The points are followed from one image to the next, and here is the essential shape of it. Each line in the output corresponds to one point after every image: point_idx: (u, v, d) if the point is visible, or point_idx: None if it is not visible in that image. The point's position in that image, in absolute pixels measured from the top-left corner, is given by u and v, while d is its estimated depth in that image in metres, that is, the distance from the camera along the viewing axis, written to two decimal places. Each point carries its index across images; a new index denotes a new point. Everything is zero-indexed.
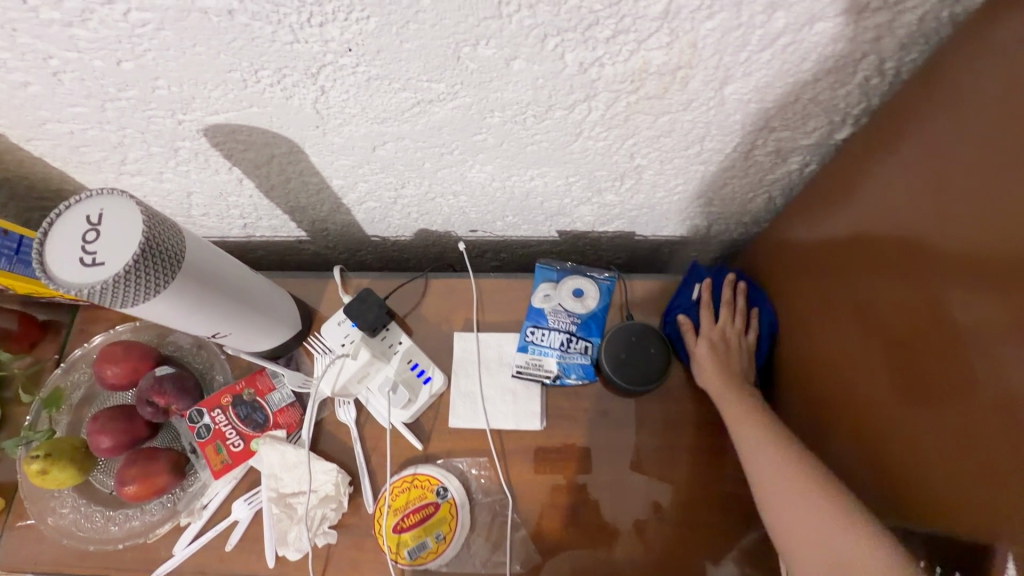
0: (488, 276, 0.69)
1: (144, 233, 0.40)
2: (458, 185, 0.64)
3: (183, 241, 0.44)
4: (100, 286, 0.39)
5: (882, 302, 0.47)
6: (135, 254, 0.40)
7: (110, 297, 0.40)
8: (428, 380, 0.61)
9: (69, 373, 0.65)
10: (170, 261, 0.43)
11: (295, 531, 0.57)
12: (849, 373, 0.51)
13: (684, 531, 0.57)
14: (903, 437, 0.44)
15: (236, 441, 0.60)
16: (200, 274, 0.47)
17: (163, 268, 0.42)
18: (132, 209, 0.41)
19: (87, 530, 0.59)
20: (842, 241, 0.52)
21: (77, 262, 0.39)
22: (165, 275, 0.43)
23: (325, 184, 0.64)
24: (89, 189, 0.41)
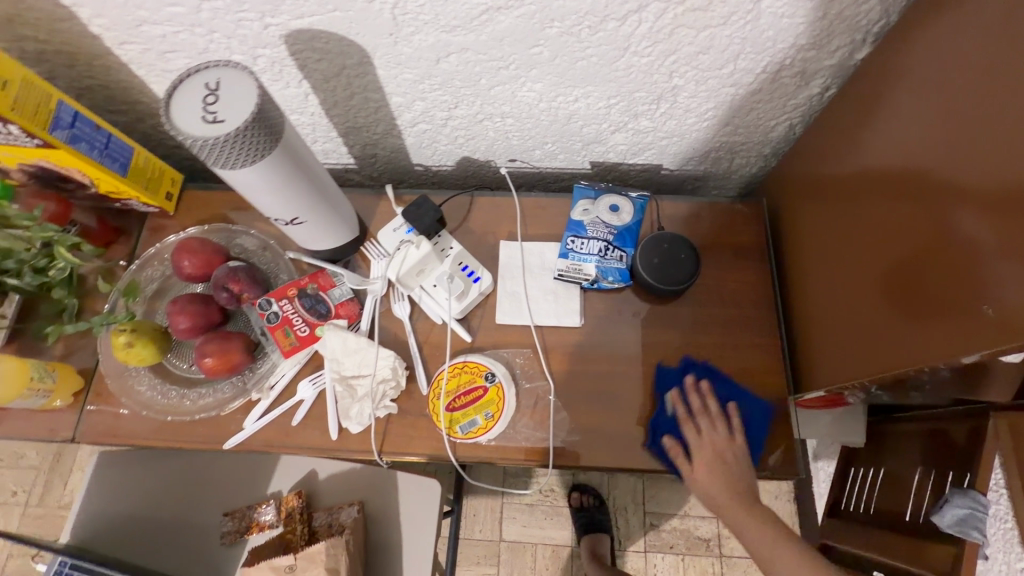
0: (529, 195, 0.75)
1: (258, 95, 0.46)
2: (507, 105, 0.70)
3: (284, 115, 0.50)
4: (226, 137, 0.45)
5: (889, 227, 0.53)
6: (251, 111, 0.46)
7: (231, 151, 0.46)
8: (477, 280, 0.67)
9: (143, 269, 0.70)
10: (276, 126, 0.49)
11: (357, 407, 0.63)
12: (857, 289, 0.58)
13: None
14: (902, 340, 0.51)
15: (302, 328, 0.65)
16: (294, 149, 0.53)
17: (271, 131, 0.48)
18: (245, 76, 0.47)
19: (163, 404, 0.64)
20: (858, 169, 0.58)
21: (201, 119, 0.45)
22: (273, 139, 0.49)
23: (384, 101, 0.70)
24: (206, 61, 0.47)
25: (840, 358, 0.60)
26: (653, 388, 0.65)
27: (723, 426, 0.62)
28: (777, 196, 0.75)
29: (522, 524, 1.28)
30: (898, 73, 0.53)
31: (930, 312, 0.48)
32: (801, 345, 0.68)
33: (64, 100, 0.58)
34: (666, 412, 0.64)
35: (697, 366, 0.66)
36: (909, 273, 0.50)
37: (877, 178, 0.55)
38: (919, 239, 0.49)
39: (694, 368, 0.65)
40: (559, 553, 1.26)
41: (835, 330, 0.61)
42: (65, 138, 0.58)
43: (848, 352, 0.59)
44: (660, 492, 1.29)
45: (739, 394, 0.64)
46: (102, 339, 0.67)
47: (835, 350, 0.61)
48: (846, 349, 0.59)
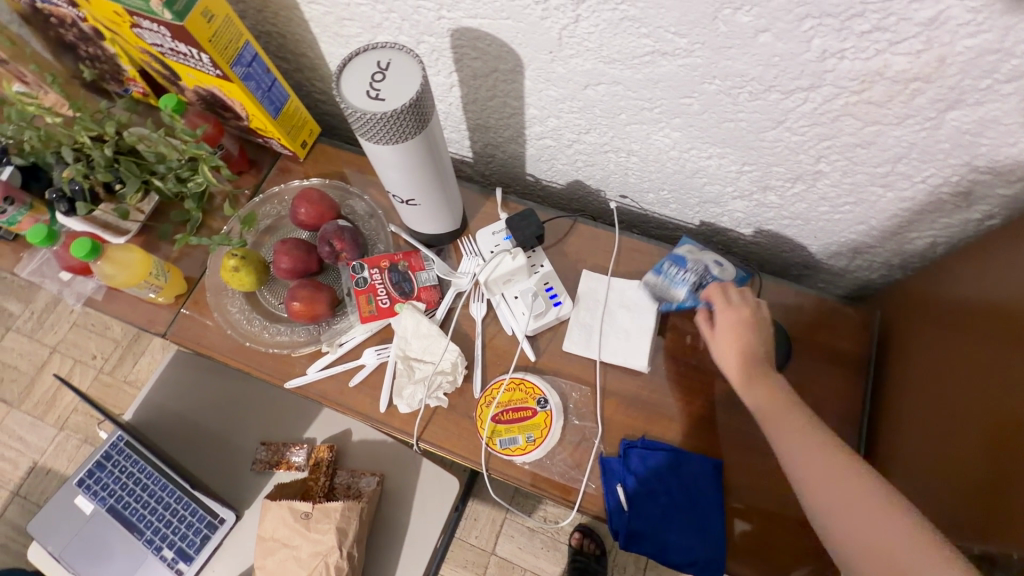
0: (631, 236, 0.73)
1: (420, 85, 0.49)
2: (637, 144, 0.69)
3: (436, 105, 0.52)
4: (382, 115, 0.48)
5: (1007, 375, 0.48)
6: (411, 99, 0.48)
7: (381, 128, 0.49)
8: (557, 304, 0.67)
9: (263, 204, 0.76)
10: (426, 117, 0.51)
11: (411, 389, 0.65)
12: (955, 436, 0.52)
13: (755, 517, 0.59)
14: (999, 505, 0.45)
15: (384, 299, 0.68)
16: (434, 139, 0.55)
17: (420, 121, 0.51)
18: (413, 64, 0.50)
19: (245, 329, 0.70)
20: (986, 307, 0.53)
21: (365, 94, 0.49)
22: (419, 128, 0.51)
23: (521, 110, 0.72)
24: (382, 42, 0.51)
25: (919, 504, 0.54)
26: (602, 493, 0.61)
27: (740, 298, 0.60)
28: (890, 311, 0.69)
29: (517, 546, 1.26)
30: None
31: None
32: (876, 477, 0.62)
33: (250, 42, 0.64)
34: (618, 505, 0.60)
35: (635, 444, 0.62)
36: (1014, 432, 0.45)
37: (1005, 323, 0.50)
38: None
39: (635, 456, 0.61)
40: None
41: (919, 473, 0.56)
42: (240, 75, 0.64)
43: (931, 500, 0.53)
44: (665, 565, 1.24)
45: (685, 457, 0.61)
46: (212, 256, 0.73)
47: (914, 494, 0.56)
48: (927, 490, 0.54)
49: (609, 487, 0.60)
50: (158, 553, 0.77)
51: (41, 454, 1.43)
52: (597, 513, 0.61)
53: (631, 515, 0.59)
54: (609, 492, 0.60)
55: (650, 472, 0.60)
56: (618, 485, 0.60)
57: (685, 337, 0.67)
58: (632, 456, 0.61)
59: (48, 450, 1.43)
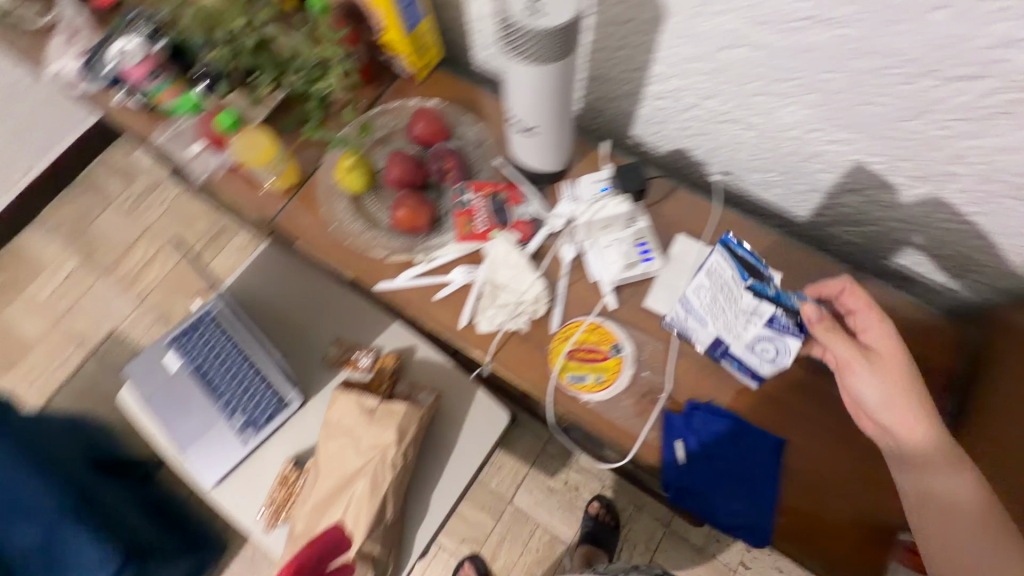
0: (731, 210, 0.73)
1: (578, 8, 0.51)
2: (759, 118, 0.68)
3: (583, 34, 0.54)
4: (539, 32, 0.50)
5: None
6: (568, 20, 0.50)
7: (533, 45, 0.52)
8: (648, 260, 0.68)
9: (379, 116, 0.80)
10: (573, 42, 0.53)
11: (492, 311, 0.68)
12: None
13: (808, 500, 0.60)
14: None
15: (481, 224, 0.70)
16: (573, 68, 0.57)
17: (568, 45, 0.53)
18: None
19: (347, 228, 0.74)
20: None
21: (523, 10, 0.50)
22: (564, 52, 0.53)
23: (647, 65, 0.72)
24: None
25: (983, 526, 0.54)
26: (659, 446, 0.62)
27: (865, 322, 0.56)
28: (987, 332, 0.67)
29: (535, 501, 1.31)
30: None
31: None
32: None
33: None
34: (673, 460, 0.61)
35: (701, 407, 0.63)
36: None
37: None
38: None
39: (700, 420, 0.62)
40: (554, 545, 1.28)
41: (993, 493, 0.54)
42: None
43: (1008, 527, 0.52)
44: (675, 552, 1.25)
45: (748, 429, 0.62)
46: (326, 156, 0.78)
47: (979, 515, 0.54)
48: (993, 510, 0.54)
49: (668, 443, 0.62)
50: (229, 418, 0.83)
51: (121, 321, 1.56)
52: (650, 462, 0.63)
53: (683, 471, 0.60)
54: (667, 449, 0.61)
55: (711, 437, 0.61)
56: (676, 441, 0.62)
57: None
58: (699, 417, 0.62)
59: (127, 319, 1.56)
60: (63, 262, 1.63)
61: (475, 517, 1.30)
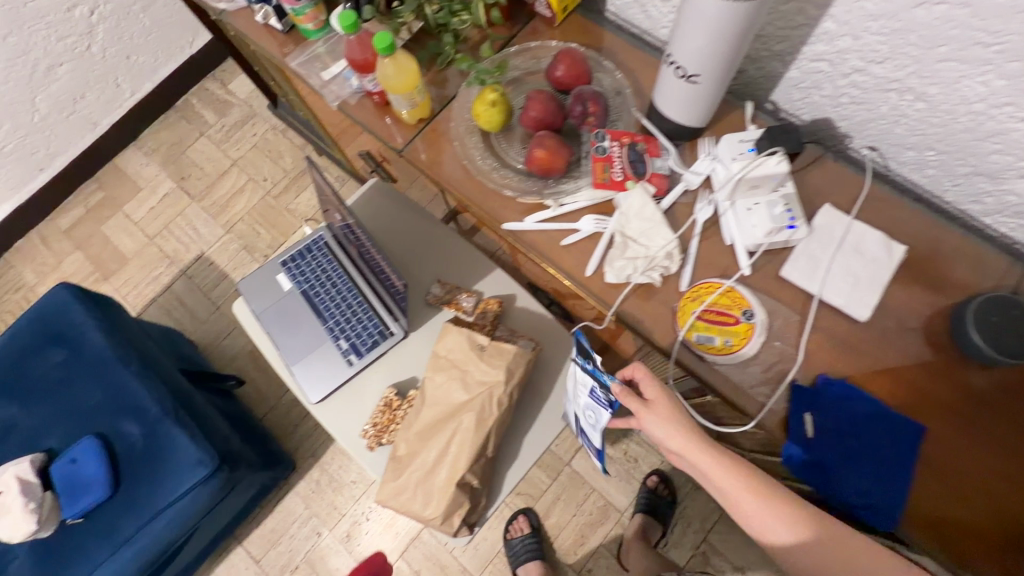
0: (881, 186, 0.69)
1: None
2: (937, 87, 0.63)
3: None
4: None
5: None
6: None
7: None
8: (791, 228, 0.65)
9: (515, 55, 0.78)
10: None
11: (622, 263, 0.66)
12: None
13: (943, 491, 0.58)
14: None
15: (618, 173, 0.69)
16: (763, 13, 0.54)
17: None
18: None
19: (477, 165, 0.74)
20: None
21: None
22: None
23: (815, 22, 0.67)
24: None
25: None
26: (785, 417, 0.61)
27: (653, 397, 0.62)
28: None
29: (592, 466, 1.32)
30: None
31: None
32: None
33: None
34: (801, 434, 0.60)
35: (834, 383, 0.61)
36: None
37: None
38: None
39: (833, 398, 0.60)
40: (607, 511, 1.29)
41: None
42: None
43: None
44: (730, 536, 1.24)
45: (883, 411, 0.60)
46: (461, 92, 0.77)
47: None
48: None
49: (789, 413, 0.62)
50: (335, 340, 0.86)
51: (208, 247, 1.62)
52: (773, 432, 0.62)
53: (812, 444, 0.59)
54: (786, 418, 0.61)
55: (844, 415, 0.60)
56: (805, 415, 0.60)
57: (914, 301, 0.64)
58: (829, 393, 0.60)
59: (213, 245, 1.62)
60: (159, 184, 1.71)
61: (532, 474, 1.32)
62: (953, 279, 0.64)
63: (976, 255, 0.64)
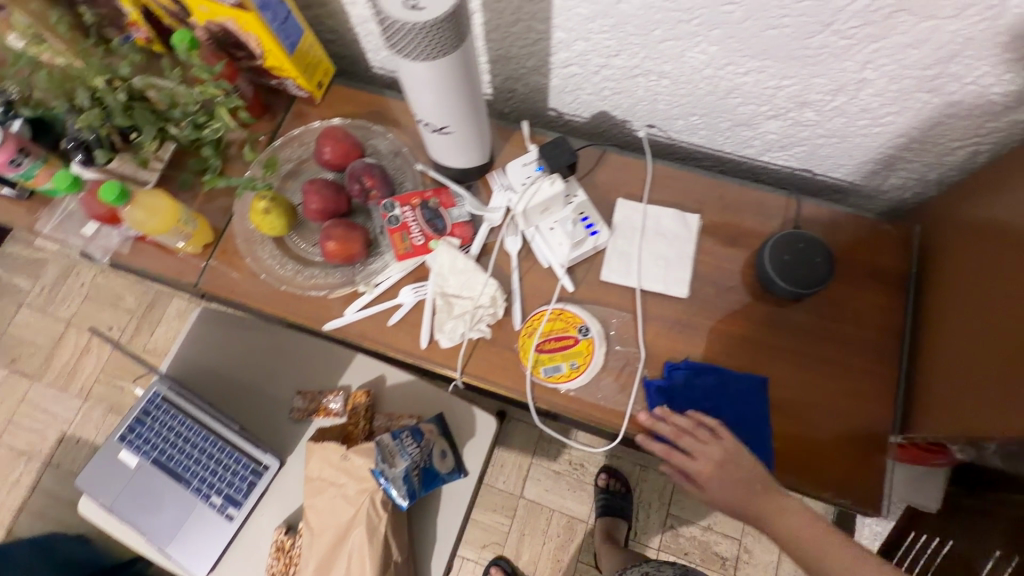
0: (663, 163, 0.72)
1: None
2: (670, 65, 0.67)
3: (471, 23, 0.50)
4: (420, 26, 0.45)
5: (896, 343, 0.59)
6: (450, 11, 0.46)
7: (416, 40, 0.47)
8: (594, 234, 0.67)
9: (283, 148, 0.74)
10: (461, 33, 0.49)
11: (451, 324, 0.65)
12: (1005, 341, 0.50)
13: (799, 428, 0.61)
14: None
15: (418, 237, 0.67)
16: (467, 60, 0.52)
17: (454, 36, 0.48)
18: None
19: (279, 274, 0.68)
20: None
21: (403, 6, 0.46)
22: (452, 43, 0.49)
23: (547, 35, 0.69)
24: None
25: (957, 417, 0.53)
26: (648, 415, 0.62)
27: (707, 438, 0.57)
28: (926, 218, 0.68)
29: (544, 489, 1.30)
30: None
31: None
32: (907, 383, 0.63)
33: None
34: None
35: (679, 367, 0.62)
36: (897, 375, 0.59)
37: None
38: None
39: (683, 381, 0.61)
40: (573, 526, 1.28)
41: (962, 374, 0.54)
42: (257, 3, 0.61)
43: (981, 427, 0.50)
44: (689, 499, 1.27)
45: (729, 376, 0.62)
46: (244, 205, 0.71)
47: (957, 403, 0.54)
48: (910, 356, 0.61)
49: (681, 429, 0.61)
50: (206, 500, 0.78)
51: (68, 425, 1.44)
52: (717, 450, 0.57)
53: None
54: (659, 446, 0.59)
55: (699, 393, 0.61)
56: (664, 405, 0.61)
57: (722, 261, 0.67)
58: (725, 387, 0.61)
59: (74, 421, 1.44)
60: None
61: (490, 522, 1.28)
62: (748, 229, 0.68)
63: (758, 199, 0.69)
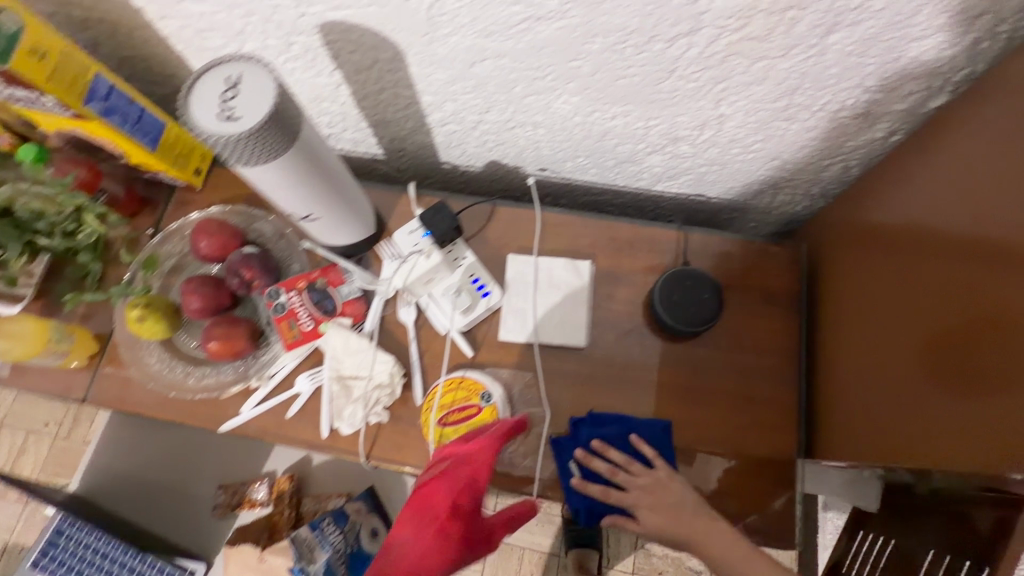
0: (553, 210, 0.72)
1: (275, 99, 0.44)
2: (540, 116, 0.66)
3: (302, 118, 0.48)
4: (234, 138, 0.44)
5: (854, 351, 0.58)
6: (265, 117, 0.44)
7: (238, 151, 0.45)
8: (486, 295, 0.66)
9: (164, 243, 0.71)
10: (288, 134, 0.47)
11: (350, 410, 0.63)
12: (912, 367, 0.50)
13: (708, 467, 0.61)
14: (947, 457, 0.44)
15: (306, 322, 0.65)
16: (308, 154, 0.51)
17: (281, 137, 0.46)
18: (264, 79, 0.45)
19: (168, 379, 0.65)
20: (931, 240, 0.48)
21: (217, 115, 0.44)
22: (282, 145, 0.47)
23: (415, 98, 0.68)
24: (233, 54, 0.46)
25: (873, 440, 0.54)
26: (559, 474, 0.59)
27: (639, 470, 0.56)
28: (827, 227, 0.68)
29: None
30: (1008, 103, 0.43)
31: (996, 448, 0.40)
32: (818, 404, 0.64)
33: (101, 73, 0.60)
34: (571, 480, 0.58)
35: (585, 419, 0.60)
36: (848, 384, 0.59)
37: (952, 256, 0.46)
38: (994, 346, 0.41)
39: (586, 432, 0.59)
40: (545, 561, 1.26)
41: (870, 397, 0.55)
42: (98, 111, 0.60)
43: (897, 452, 0.50)
44: None
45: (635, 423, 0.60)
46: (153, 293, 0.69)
47: (869, 426, 0.55)
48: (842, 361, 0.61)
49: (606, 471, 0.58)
50: None
51: (11, 532, 1.36)
52: (649, 481, 0.55)
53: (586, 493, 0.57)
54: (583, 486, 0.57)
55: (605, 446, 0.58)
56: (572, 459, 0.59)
57: (618, 305, 0.66)
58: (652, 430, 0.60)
59: (16, 528, 1.36)
60: None
61: None
62: (642, 267, 0.68)
63: (647, 236, 0.69)
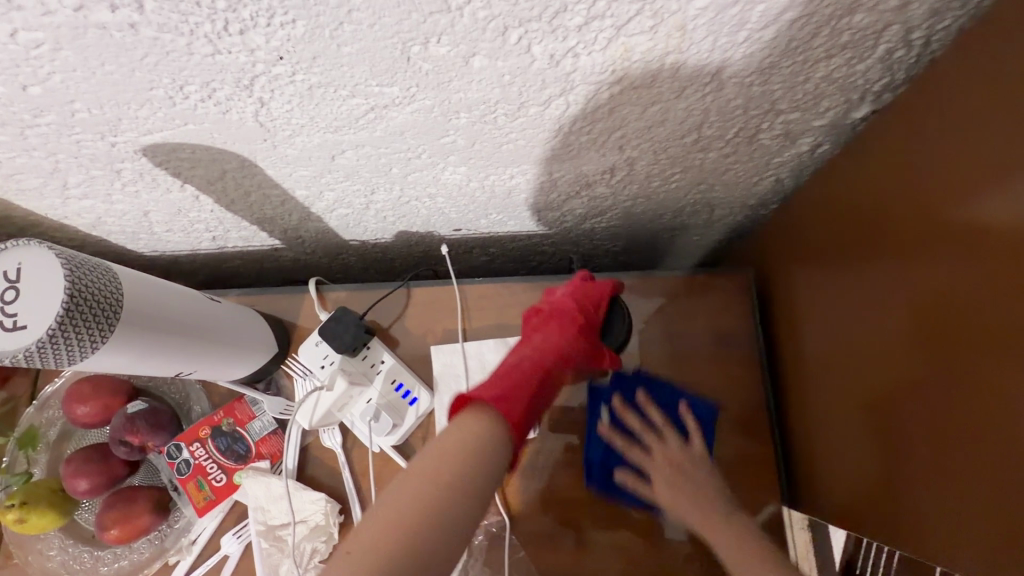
0: (474, 282, 0.64)
1: (57, 316, 0.35)
2: (433, 187, 0.58)
3: (116, 315, 0.39)
4: (5, 359, 0.35)
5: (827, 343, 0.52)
6: (43, 338, 0.35)
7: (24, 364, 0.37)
8: (413, 401, 0.59)
9: (42, 410, 0.62)
10: (93, 338, 0.38)
11: (286, 565, 0.55)
12: (887, 372, 0.44)
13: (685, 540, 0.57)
14: (934, 518, 0.40)
15: (217, 476, 0.57)
16: (135, 337, 0.41)
17: (84, 344, 0.38)
18: (57, 282, 0.36)
19: (76, 572, 0.57)
20: (891, 270, 0.43)
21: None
22: (87, 350, 0.38)
23: (288, 194, 0.59)
24: (33, 242, 0.37)
25: (853, 485, 0.50)
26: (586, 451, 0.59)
27: (672, 437, 0.56)
28: (786, 236, 0.60)
29: None
30: (952, 120, 0.37)
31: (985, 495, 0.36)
32: (794, 437, 0.59)
33: None
34: (599, 450, 0.58)
35: (629, 379, 0.59)
36: (821, 377, 0.54)
37: (916, 290, 0.41)
38: (974, 378, 0.37)
39: (643, 394, 0.58)
40: None
41: (844, 437, 0.51)
42: None
43: (880, 501, 0.46)
44: None
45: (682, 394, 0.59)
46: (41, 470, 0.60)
47: (847, 468, 0.50)
48: (812, 348, 0.55)
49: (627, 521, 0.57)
50: None
51: None
52: (683, 455, 0.55)
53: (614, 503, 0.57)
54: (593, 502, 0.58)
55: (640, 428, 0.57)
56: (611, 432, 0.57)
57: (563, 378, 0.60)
58: (657, 393, 0.59)
59: None
60: None
61: None
62: None
63: None
